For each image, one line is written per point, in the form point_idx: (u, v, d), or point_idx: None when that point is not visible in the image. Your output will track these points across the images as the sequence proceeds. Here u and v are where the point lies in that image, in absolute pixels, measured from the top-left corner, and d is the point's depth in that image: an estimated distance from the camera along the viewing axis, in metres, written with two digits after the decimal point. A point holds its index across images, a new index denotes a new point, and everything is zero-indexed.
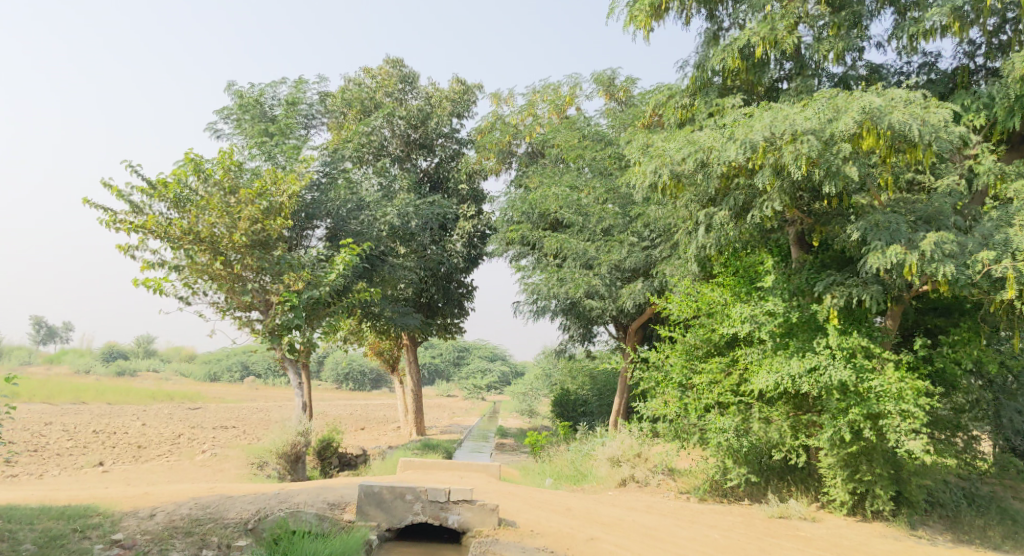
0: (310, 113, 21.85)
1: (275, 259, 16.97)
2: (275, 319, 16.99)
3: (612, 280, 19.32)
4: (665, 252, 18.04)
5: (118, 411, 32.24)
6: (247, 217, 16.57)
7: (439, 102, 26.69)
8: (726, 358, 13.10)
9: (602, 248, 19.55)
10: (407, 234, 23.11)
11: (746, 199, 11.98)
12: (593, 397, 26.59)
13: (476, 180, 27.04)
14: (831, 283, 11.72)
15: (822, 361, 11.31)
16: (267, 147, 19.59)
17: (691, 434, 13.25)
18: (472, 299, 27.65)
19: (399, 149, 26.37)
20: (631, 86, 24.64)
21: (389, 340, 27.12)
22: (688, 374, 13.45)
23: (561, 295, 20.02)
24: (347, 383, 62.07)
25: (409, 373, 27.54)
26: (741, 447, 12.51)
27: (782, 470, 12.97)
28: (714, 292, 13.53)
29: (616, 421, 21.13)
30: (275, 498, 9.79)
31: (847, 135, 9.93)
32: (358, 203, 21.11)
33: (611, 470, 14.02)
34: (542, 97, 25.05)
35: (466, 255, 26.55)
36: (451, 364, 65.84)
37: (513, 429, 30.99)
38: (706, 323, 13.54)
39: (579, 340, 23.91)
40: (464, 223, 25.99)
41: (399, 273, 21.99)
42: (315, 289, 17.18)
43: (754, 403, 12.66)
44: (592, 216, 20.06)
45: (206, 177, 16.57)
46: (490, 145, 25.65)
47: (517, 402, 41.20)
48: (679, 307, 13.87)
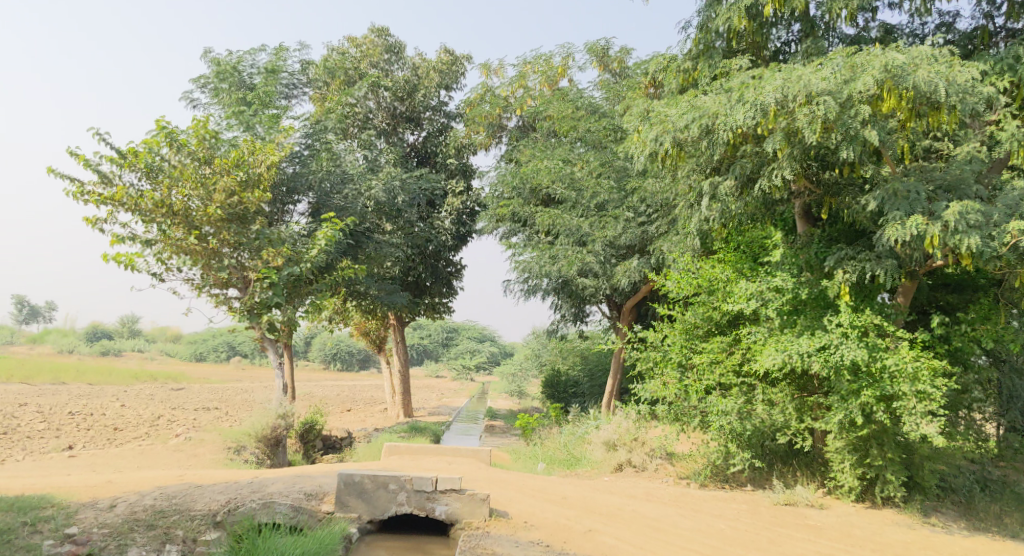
0: (291, 83, 21.09)
1: (254, 234, 16.23)
2: (254, 296, 16.19)
3: (606, 257, 18.61)
4: (663, 228, 17.32)
5: (97, 392, 31.37)
6: (222, 189, 15.78)
7: (427, 73, 25.79)
8: (728, 338, 12.46)
9: (596, 223, 18.82)
10: (393, 210, 22.31)
11: (753, 168, 11.25)
12: (585, 377, 25.96)
13: (465, 155, 26.20)
14: (842, 258, 11.05)
15: (833, 340, 10.60)
16: (245, 116, 18.74)
17: (691, 416, 12.58)
18: (460, 277, 26.89)
19: (385, 122, 25.62)
20: (626, 57, 23.84)
21: (375, 319, 26.38)
22: (688, 354, 12.80)
23: (553, 273, 19.29)
24: (334, 364, 61.35)
25: (396, 353, 26.83)
26: (744, 431, 11.84)
27: (786, 454, 12.34)
28: (716, 268, 12.86)
29: (609, 403, 20.50)
30: (247, 487, 9.06)
31: (867, 96, 9.20)
32: (342, 176, 20.27)
33: (607, 455, 13.38)
34: (534, 69, 24.19)
35: (455, 232, 25.77)
36: (440, 345, 65.77)
37: (502, 411, 30.40)
38: (707, 300, 12.88)
39: (571, 319, 23.24)
40: (453, 199, 25.21)
41: (385, 250, 21.20)
42: (296, 265, 16.35)
43: (757, 385, 12.05)
44: (586, 191, 19.32)
45: (180, 146, 15.79)
46: (479, 118, 24.80)
47: (507, 383, 40.61)
48: (678, 284, 13.20)
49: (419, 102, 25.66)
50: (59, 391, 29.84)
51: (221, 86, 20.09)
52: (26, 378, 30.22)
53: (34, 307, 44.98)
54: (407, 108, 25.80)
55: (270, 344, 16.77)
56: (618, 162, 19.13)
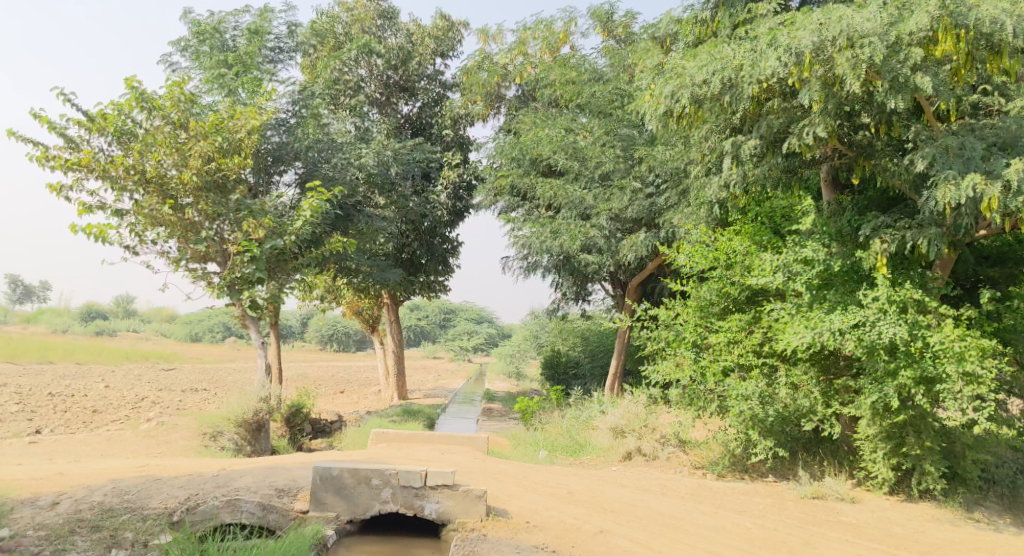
0: (280, 49, 19.95)
1: (234, 205, 15.04)
2: (234, 271, 15.06)
3: (612, 231, 17.49)
4: (672, 198, 16.20)
5: (84, 373, 30.36)
6: (199, 154, 14.59)
7: (422, 40, 24.64)
8: (747, 316, 11.48)
9: (601, 195, 17.69)
10: (386, 183, 21.21)
11: (781, 126, 10.17)
12: (586, 358, 24.96)
13: (462, 126, 25.00)
14: (879, 226, 9.98)
15: (868, 316, 9.50)
16: (227, 81, 17.51)
17: (708, 401, 11.52)
18: (457, 254, 25.77)
19: (378, 91, 24.55)
20: (631, 22, 22.58)
21: (368, 298, 25.34)
22: (704, 333, 11.81)
23: (555, 249, 18.20)
24: (330, 345, 60.35)
25: (390, 333, 25.76)
26: (766, 417, 10.78)
27: (811, 443, 11.29)
28: (735, 240, 11.85)
29: (614, 385, 19.49)
30: (213, 482, 8.01)
31: (919, 37, 8.21)
32: (330, 143, 19.12)
33: (615, 442, 12.38)
34: (533, 34, 22.92)
35: (452, 207, 24.62)
36: (438, 326, 64.82)
37: (501, 393, 29.42)
38: (727, 275, 11.86)
39: (573, 298, 22.17)
40: (449, 171, 24.07)
41: (377, 224, 20.12)
42: (279, 237, 15.19)
43: (780, 366, 11.04)
44: (589, 160, 18.19)
45: (152, 109, 14.65)
46: (477, 87, 23.56)
47: (505, 364, 39.61)
48: (695, 258, 12.18)
49: (413, 70, 24.48)
50: (45, 371, 28.74)
51: (202, 49, 18.86)
52: (12, 357, 29.00)
53: (28, 287, 43.66)
54: (402, 76, 24.60)
55: (251, 322, 15.69)
56: (624, 129, 17.95)
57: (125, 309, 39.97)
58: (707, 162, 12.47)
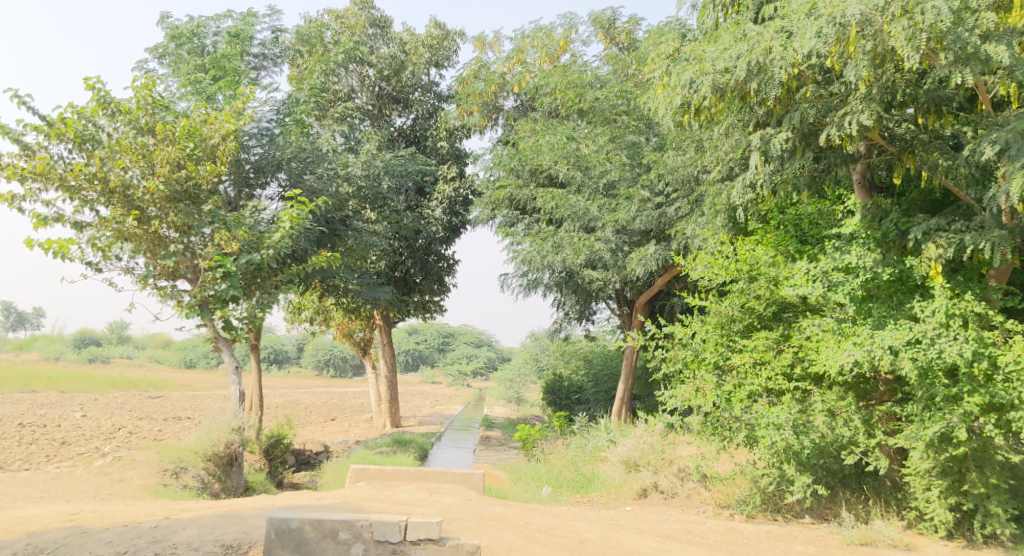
0: (264, 55, 18.73)
1: (208, 215, 13.74)
2: (205, 289, 13.75)
3: (617, 244, 16.24)
4: (682, 207, 14.99)
5: (65, 401, 28.96)
6: (167, 161, 13.33)
7: (415, 49, 23.50)
8: (775, 333, 10.26)
9: (605, 206, 16.47)
10: (377, 197, 20.09)
11: (817, 114, 8.92)
12: (589, 382, 23.61)
13: (458, 138, 23.83)
14: (931, 230, 8.76)
15: (926, 332, 8.20)
16: (203, 86, 16.16)
17: (734, 430, 10.17)
18: (454, 273, 24.45)
19: (370, 103, 23.65)
20: (635, 29, 21.46)
21: (359, 320, 24.11)
22: (726, 353, 10.56)
23: (556, 264, 16.94)
24: (327, 370, 58.89)
25: (383, 357, 24.44)
26: (802, 449, 9.43)
27: (850, 479, 9.95)
28: (759, 249, 10.70)
29: (621, 411, 18.16)
30: (148, 536, 6.73)
31: (991, 3, 7.30)
32: (316, 153, 17.88)
33: (627, 478, 11.03)
34: (532, 42, 21.81)
35: (447, 223, 23.37)
36: (436, 350, 63.37)
37: (500, 420, 28.01)
38: (751, 289, 10.68)
39: (575, 318, 20.88)
40: (443, 186, 22.86)
41: (367, 240, 18.99)
42: (255, 251, 13.90)
43: (815, 391, 9.76)
44: (593, 169, 17.00)
45: (116, 112, 13.48)
46: (473, 96, 22.38)
47: (504, 389, 38.19)
48: (714, 269, 11.00)
49: (406, 81, 23.44)
50: (23, 399, 27.34)
51: (177, 53, 17.51)
52: None
53: (19, 313, 42.13)
54: (396, 85, 23.47)
55: (224, 344, 14.17)
56: (630, 135, 16.77)
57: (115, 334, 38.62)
58: (729, 162, 11.25)
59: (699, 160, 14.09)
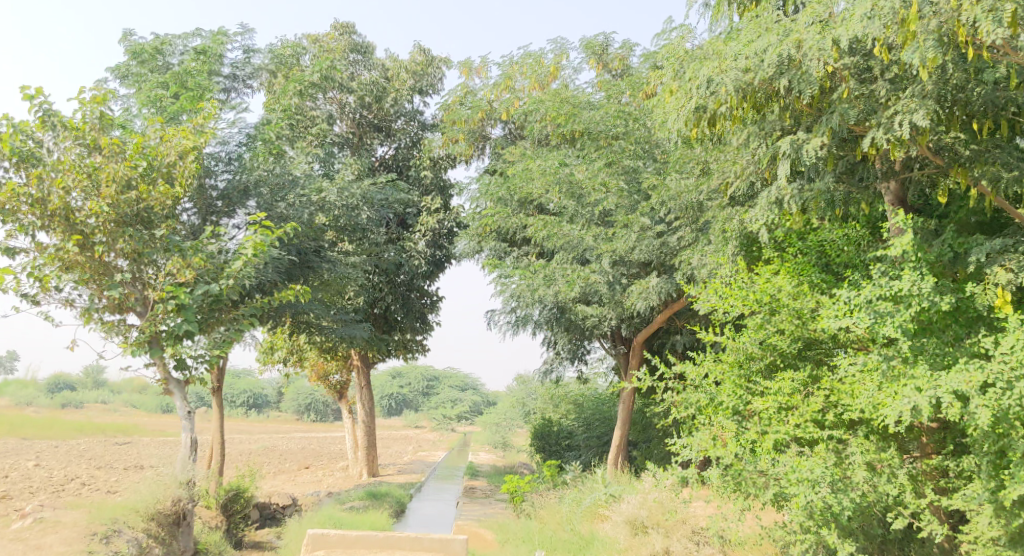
0: (236, 76, 17.39)
1: (163, 241, 12.29)
2: (156, 324, 12.19)
3: (615, 277, 14.94)
4: (685, 236, 13.72)
5: (20, 448, 26.97)
6: (115, 179, 11.85)
7: (398, 75, 22.41)
8: (802, 374, 9.05)
9: (601, 235, 15.18)
10: (355, 228, 18.82)
11: (859, 116, 7.74)
12: (579, 427, 22.14)
13: (443, 168, 22.61)
14: (993, 253, 7.56)
15: (1001, 373, 6.91)
16: (167, 104, 14.72)
17: (759, 488, 8.64)
18: (437, 310, 23.04)
19: (349, 132, 22.44)
20: (628, 54, 20.43)
21: (336, 360, 22.63)
22: (747, 397, 9.28)
23: (548, 299, 15.62)
24: (308, 414, 56.94)
25: (361, 400, 22.90)
26: (843, 510, 8.01)
27: (890, 544, 8.61)
28: (779, 280, 9.63)
29: (617, 459, 16.81)
30: None
31: None
32: (288, 179, 16.58)
33: (634, 541, 9.53)
34: (521, 68, 20.66)
35: (431, 257, 22.00)
36: (420, 394, 61.49)
37: (485, 467, 26.36)
38: (771, 323, 9.54)
39: (567, 358, 19.48)
40: (426, 217, 21.60)
41: (342, 273, 17.66)
42: (214, 282, 12.43)
43: (852, 442, 8.46)
44: (587, 196, 15.78)
45: (59, 126, 12.07)
46: (458, 124, 21.20)
47: (490, 434, 36.54)
48: (729, 302, 9.86)
49: (388, 109, 22.29)
50: None
51: (137, 71, 16.05)
52: None
53: None
54: (378, 113, 22.36)
55: (177, 388, 12.46)
56: (627, 160, 15.61)
57: None
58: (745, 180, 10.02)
59: (705, 184, 12.84)
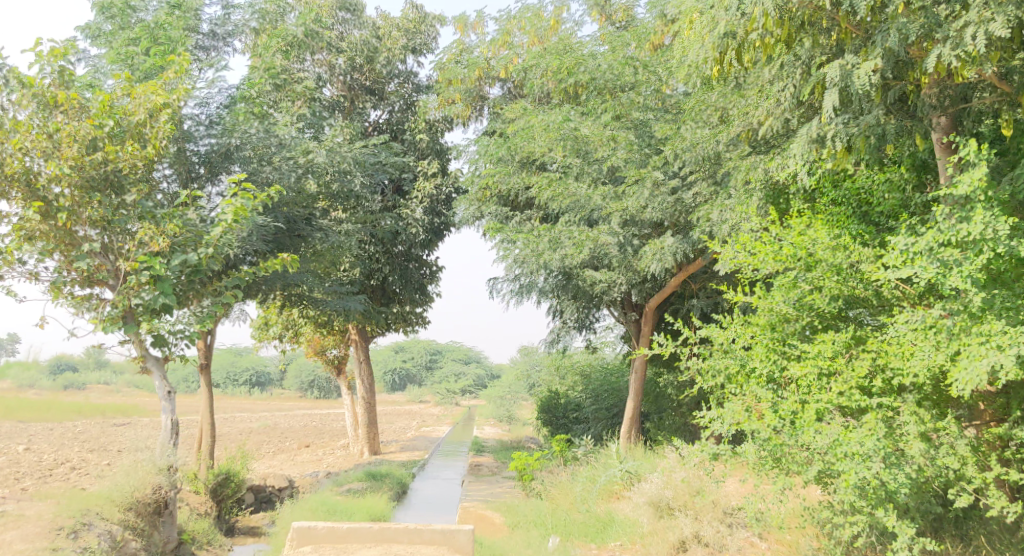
0: (215, 33, 16.23)
1: (135, 206, 11.27)
2: (129, 298, 11.18)
3: (626, 238, 13.95)
4: (702, 191, 12.66)
5: (11, 432, 26.10)
6: (76, 139, 10.79)
7: (390, 33, 21.18)
8: (846, 334, 8.10)
9: (610, 194, 14.15)
10: (347, 194, 17.78)
11: (918, 33, 6.78)
12: (588, 400, 21.22)
13: (439, 131, 21.50)
14: None
15: None
16: (137, 60, 13.58)
17: (801, 464, 7.64)
18: (437, 281, 22.02)
19: (340, 94, 21.28)
20: (633, 5, 19.18)
21: (333, 334, 21.69)
22: (782, 362, 8.35)
23: (555, 264, 14.63)
24: (311, 392, 56.24)
25: (360, 376, 21.99)
26: (898, 488, 7.08)
27: (947, 524, 7.72)
28: (816, 232, 8.66)
29: (630, 432, 15.92)
30: None
31: None
32: (273, 142, 15.51)
33: (659, 525, 8.63)
34: (520, 22, 19.40)
35: (429, 225, 20.95)
36: (423, 369, 60.70)
37: (491, 442, 25.54)
38: (808, 279, 8.58)
39: (574, 327, 18.53)
40: (423, 183, 20.53)
41: (335, 241, 16.66)
42: (191, 251, 11.38)
43: (905, 409, 7.54)
44: (594, 153, 14.71)
45: (15, 83, 10.98)
46: (454, 83, 20.03)
47: (494, 407, 35.73)
48: (760, 257, 8.88)
49: (380, 70, 21.12)
50: None
51: (106, 28, 14.85)
52: None
53: None
54: (369, 75, 21.19)
55: (155, 366, 11.39)
56: (636, 112, 14.50)
57: None
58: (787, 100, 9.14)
59: (725, 132, 11.75)
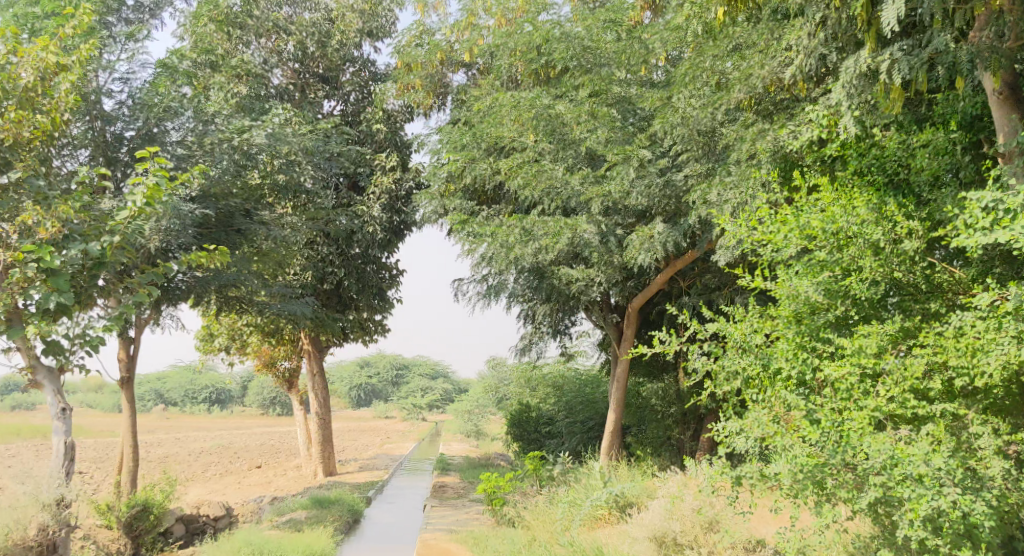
0: (141, 4, 14.06)
1: (23, 181, 9.33)
2: (14, 297, 9.25)
3: (608, 228, 12.45)
4: (695, 171, 11.09)
5: None
6: None
7: (343, 14, 19.13)
8: (892, 324, 6.57)
9: (590, 178, 12.57)
10: (295, 186, 15.96)
11: None
12: (561, 412, 19.55)
13: (399, 122, 19.80)
14: None
15: None
16: (34, 23, 11.40)
17: (847, 489, 6.03)
18: (398, 287, 20.18)
19: (290, 82, 19.42)
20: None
21: (283, 343, 19.76)
22: (814, 361, 6.78)
23: (527, 260, 13.00)
24: (273, 408, 53.88)
25: (313, 390, 20.05)
26: (980, 519, 5.49)
27: None
28: (849, 203, 7.14)
29: (611, 449, 14.24)
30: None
31: None
32: (207, 125, 13.60)
33: None
34: (485, 3, 17.29)
35: (388, 223, 19.16)
36: (389, 384, 58.57)
37: (457, 460, 23.75)
38: (839, 261, 7.05)
39: (548, 334, 16.83)
40: (381, 176, 18.77)
41: (282, 237, 14.91)
42: (92, 239, 9.49)
43: (975, 418, 6.01)
44: (571, 134, 13.11)
45: None
46: (414, 67, 18.26)
47: (461, 422, 33.91)
48: (781, 235, 7.32)
49: (334, 55, 19.20)
50: None
51: None
52: None
53: None
54: (321, 61, 19.33)
55: (47, 378, 9.10)
56: (618, 88, 12.90)
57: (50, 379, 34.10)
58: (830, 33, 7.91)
59: (724, 100, 10.20)
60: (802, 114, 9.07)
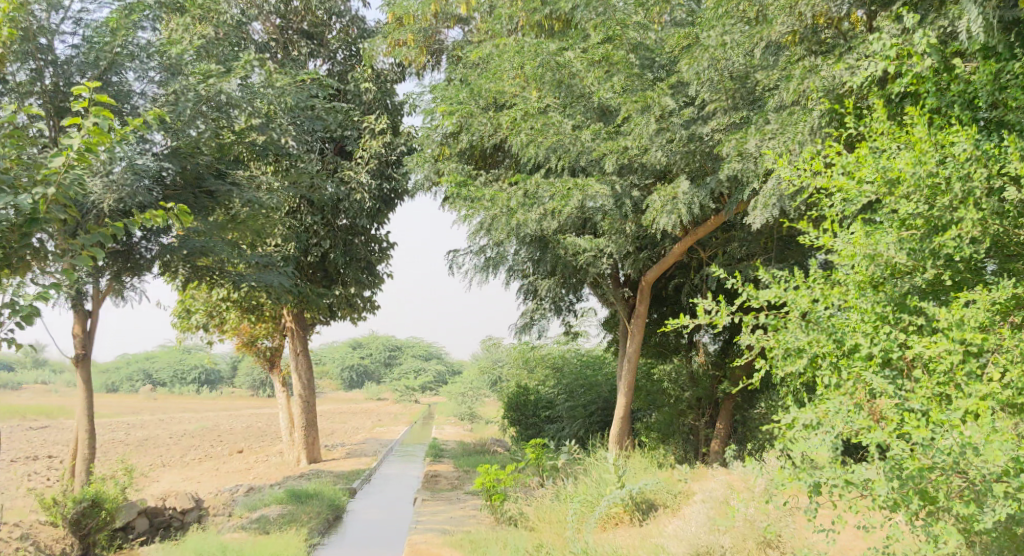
0: None
1: None
2: None
3: (622, 190, 11.05)
4: (723, 122, 9.70)
5: None
6: None
7: None
8: (1005, 291, 5.20)
9: (603, 133, 11.14)
10: (273, 146, 14.47)
11: None
12: (562, 396, 18.24)
13: (389, 82, 18.30)
14: None
15: None
16: None
17: (958, 498, 4.68)
18: (388, 260, 18.72)
19: (272, 37, 17.86)
20: None
21: (264, 321, 18.33)
22: (902, 337, 5.41)
23: (532, 226, 11.60)
24: (262, 390, 52.55)
25: (296, 370, 18.64)
26: None
27: None
28: (941, 142, 5.74)
29: (622, 437, 12.92)
30: None
31: None
32: (172, 71, 12.08)
33: None
34: None
35: (376, 191, 17.71)
36: (382, 365, 57.19)
37: (451, 445, 22.44)
38: (928, 214, 5.68)
39: (551, 311, 15.42)
40: (369, 140, 17.30)
41: (259, 200, 13.45)
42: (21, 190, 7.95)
43: None
44: (581, 84, 11.65)
45: None
46: (405, 19, 16.71)
47: (455, 405, 32.63)
48: (853, 184, 5.94)
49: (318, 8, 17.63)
50: None
51: None
52: None
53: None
54: (304, 15, 17.75)
55: None
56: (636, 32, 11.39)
57: (34, 358, 32.72)
58: None
59: (765, 34, 8.76)
60: (863, 47, 7.66)
